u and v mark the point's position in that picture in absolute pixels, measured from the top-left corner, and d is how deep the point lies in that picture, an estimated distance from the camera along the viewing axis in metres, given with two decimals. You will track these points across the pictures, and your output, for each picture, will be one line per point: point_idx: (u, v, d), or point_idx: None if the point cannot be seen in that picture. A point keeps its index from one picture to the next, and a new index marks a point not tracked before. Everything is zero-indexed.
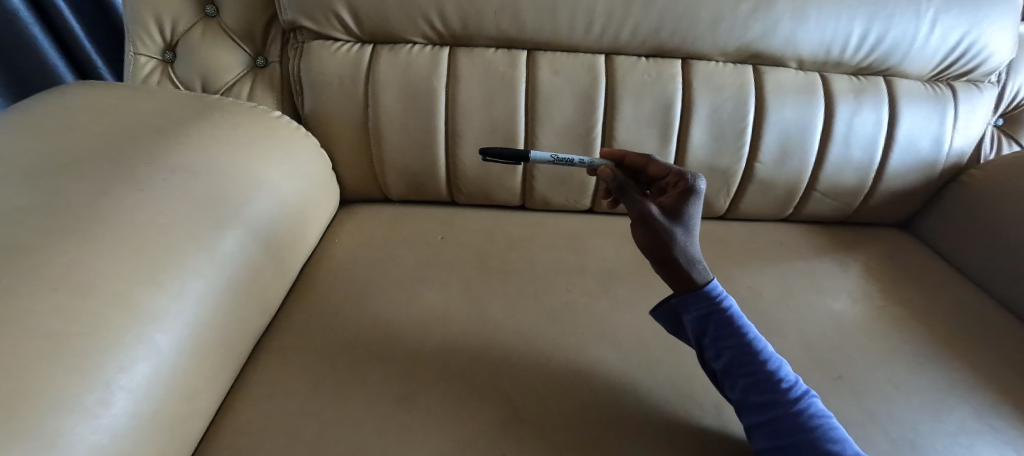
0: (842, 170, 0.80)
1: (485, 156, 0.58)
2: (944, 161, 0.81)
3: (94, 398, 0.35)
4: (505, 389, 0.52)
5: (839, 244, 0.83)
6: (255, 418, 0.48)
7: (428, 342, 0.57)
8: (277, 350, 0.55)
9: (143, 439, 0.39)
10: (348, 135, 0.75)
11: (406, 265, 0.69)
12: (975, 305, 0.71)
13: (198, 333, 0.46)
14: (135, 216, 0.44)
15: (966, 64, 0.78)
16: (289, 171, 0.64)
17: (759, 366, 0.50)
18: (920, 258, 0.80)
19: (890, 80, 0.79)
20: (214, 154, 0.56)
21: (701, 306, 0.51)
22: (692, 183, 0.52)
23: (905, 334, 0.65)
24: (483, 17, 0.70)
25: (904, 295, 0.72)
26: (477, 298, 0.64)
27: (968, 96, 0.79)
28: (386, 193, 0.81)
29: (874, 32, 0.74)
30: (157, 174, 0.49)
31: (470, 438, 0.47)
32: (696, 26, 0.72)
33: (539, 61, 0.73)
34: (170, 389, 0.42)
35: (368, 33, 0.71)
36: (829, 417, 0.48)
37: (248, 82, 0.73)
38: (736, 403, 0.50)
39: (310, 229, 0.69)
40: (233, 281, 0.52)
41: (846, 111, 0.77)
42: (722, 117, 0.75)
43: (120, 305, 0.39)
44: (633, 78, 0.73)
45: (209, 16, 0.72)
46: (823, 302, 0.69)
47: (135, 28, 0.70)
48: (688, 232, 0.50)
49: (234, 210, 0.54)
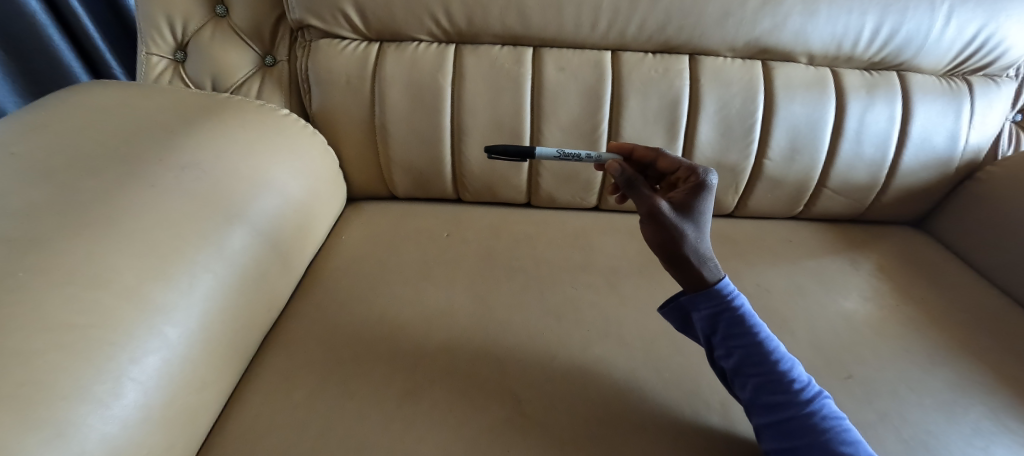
0: (853, 166, 0.79)
1: (490, 154, 0.58)
2: (959, 157, 0.79)
3: (106, 389, 0.36)
4: (510, 385, 0.53)
5: (850, 242, 0.81)
6: (262, 411, 0.49)
7: (433, 338, 0.57)
8: (285, 345, 0.56)
9: (153, 431, 0.39)
10: (354, 133, 0.75)
11: (412, 262, 0.69)
12: (992, 305, 0.69)
13: (207, 327, 0.47)
14: (146, 212, 0.45)
15: (982, 58, 0.76)
16: (297, 168, 0.65)
17: (770, 367, 0.49)
18: (933, 257, 0.79)
19: (903, 75, 0.77)
20: (223, 151, 0.56)
21: (712, 304, 0.51)
22: (703, 177, 0.51)
23: (919, 333, 0.64)
24: (488, 15, 0.70)
25: (917, 295, 0.70)
26: (483, 295, 0.64)
27: (984, 91, 0.78)
28: (392, 190, 0.82)
29: (887, 26, 0.73)
30: (167, 170, 0.50)
31: (474, 434, 0.47)
32: (704, 22, 0.71)
33: (545, 58, 0.73)
34: (179, 382, 0.43)
35: (374, 31, 0.72)
36: (842, 419, 0.47)
37: (257, 80, 0.74)
38: (745, 403, 0.50)
39: (317, 226, 0.70)
40: (242, 277, 0.52)
41: (858, 107, 0.76)
42: (730, 113, 0.75)
43: (131, 298, 0.40)
44: (640, 74, 0.73)
45: (219, 16, 0.73)
46: (833, 300, 0.68)
47: (147, 28, 0.71)
48: (698, 228, 0.50)
49: (243, 207, 0.55)
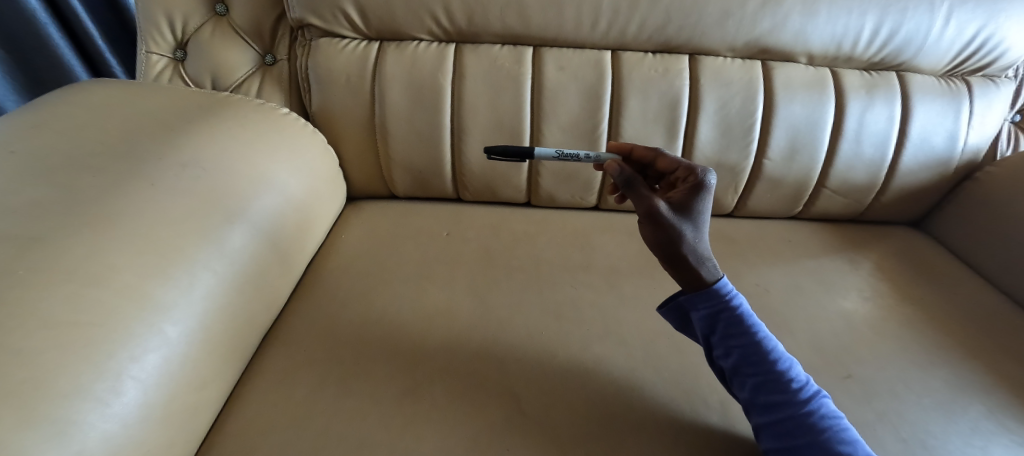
0: (852, 166, 0.79)
1: (489, 154, 0.58)
2: (959, 157, 0.79)
3: (106, 387, 0.36)
4: (510, 384, 0.53)
5: (849, 242, 0.81)
6: (262, 410, 0.49)
7: (432, 337, 0.57)
8: (284, 344, 0.56)
9: (153, 429, 0.39)
10: (354, 132, 0.75)
11: (412, 261, 0.69)
12: (991, 305, 0.69)
13: (207, 325, 0.47)
14: (146, 210, 0.45)
15: (981, 59, 0.77)
16: (296, 166, 0.65)
17: (769, 366, 0.49)
18: (931, 256, 0.79)
19: (902, 75, 0.77)
20: (223, 150, 0.56)
21: (710, 304, 0.51)
22: (702, 177, 0.51)
23: (917, 333, 0.64)
24: (488, 15, 0.70)
25: (916, 295, 0.70)
26: (482, 294, 0.64)
27: (984, 91, 0.78)
28: (391, 189, 0.82)
29: (887, 27, 0.73)
30: (167, 169, 0.50)
31: (474, 434, 0.47)
32: (704, 21, 0.71)
33: (545, 57, 0.73)
34: (179, 380, 0.43)
35: (374, 30, 0.72)
36: (841, 418, 0.47)
37: (257, 79, 0.74)
38: (744, 402, 0.50)
39: (317, 225, 0.69)
40: (241, 276, 0.52)
41: (857, 107, 0.76)
42: (729, 113, 0.75)
43: (131, 296, 0.40)
44: (640, 74, 0.73)
45: (219, 14, 0.73)
46: (832, 300, 0.68)
47: (147, 27, 0.71)
48: (697, 228, 0.50)
49: (243, 206, 0.55)
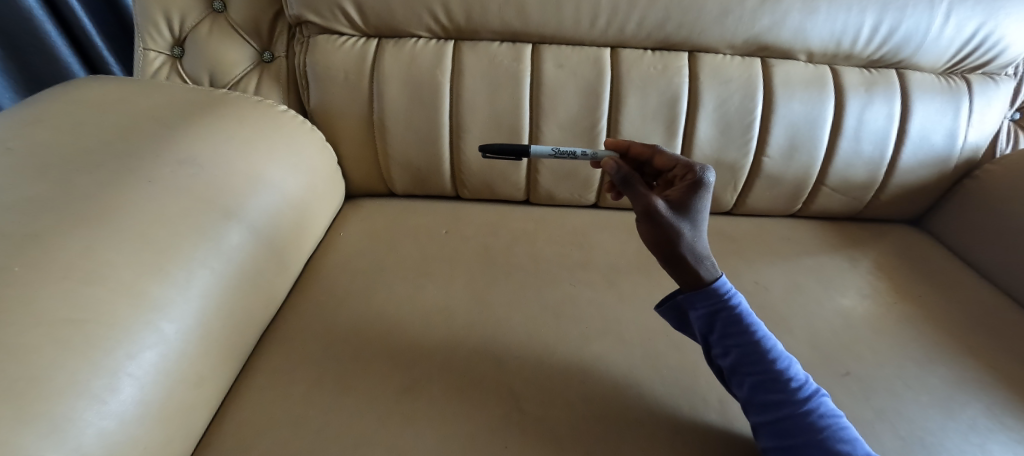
0: (852, 163, 0.79)
1: (485, 152, 0.58)
2: (957, 155, 0.79)
3: (102, 384, 0.35)
4: (508, 382, 0.52)
5: (848, 240, 0.81)
6: (259, 408, 0.49)
7: (430, 335, 0.57)
8: (282, 342, 0.56)
9: (150, 426, 0.39)
10: (352, 129, 0.75)
11: (410, 259, 0.69)
12: (990, 304, 0.69)
13: (204, 323, 0.47)
14: (142, 208, 0.45)
15: (981, 57, 0.76)
16: (295, 164, 0.65)
17: (767, 365, 0.49)
18: (931, 254, 0.79)
19: (902, 73, 0.77)
20: (220, 147, 0.56)
21: (709, 303, 0.50)
22: (700, 175, 0.51)
23: (917, 332, 0.64)
24: (487, 11, 0.70)
25: (916, 293, 0.70)
26: (480, 292, 0.64)
27: (983, 89, 0.78)
28: (390, 186, 0.82)
29: (886, 24, 0.73)
30: (164, 166, 0.50)
31: (470, 432, 0.47)
32: (704, 19, 0.71)
33: (544, 55, 0.72)
34: (176, 377, 0.43)
35: (373, 27, 0.72)
36: (839, 417, 0.47)
37: (255, 76, 0.74)
38: (743, 401, 0.50)
39: (315, 222, 0.69)
40: (238, 274, 0.52)
41: (857, 105, 0.76)
42: (728, 111, 0.75)
43: (127, 293, 0.40)
44: (639, 71, 0.73)
45: (217, 11, 0.73)
46: (831, 298, 0.68)
47: (144, 24, 0.71)
48: (695, 227, 0.49)
49: (240, 204, 0.54)
